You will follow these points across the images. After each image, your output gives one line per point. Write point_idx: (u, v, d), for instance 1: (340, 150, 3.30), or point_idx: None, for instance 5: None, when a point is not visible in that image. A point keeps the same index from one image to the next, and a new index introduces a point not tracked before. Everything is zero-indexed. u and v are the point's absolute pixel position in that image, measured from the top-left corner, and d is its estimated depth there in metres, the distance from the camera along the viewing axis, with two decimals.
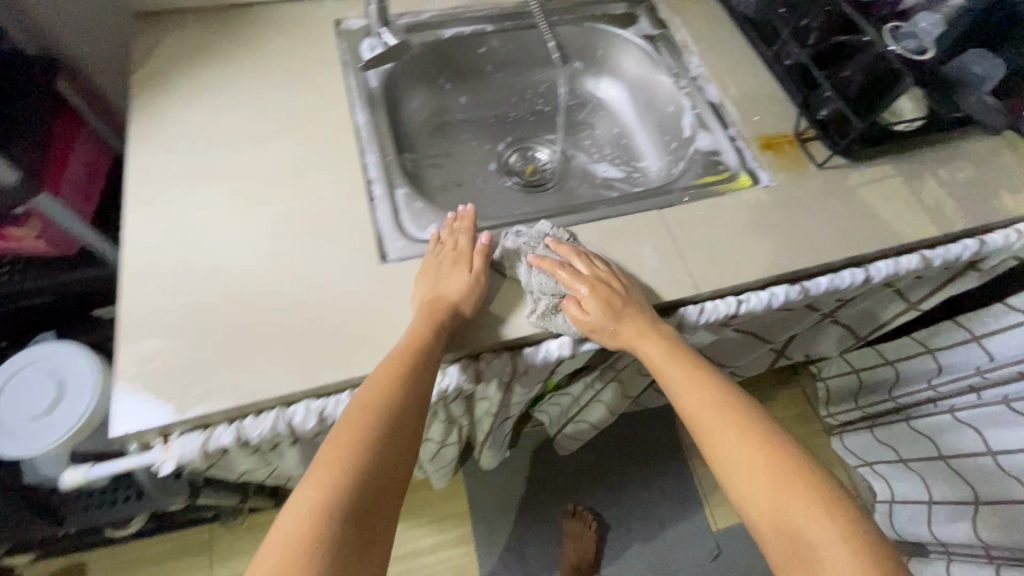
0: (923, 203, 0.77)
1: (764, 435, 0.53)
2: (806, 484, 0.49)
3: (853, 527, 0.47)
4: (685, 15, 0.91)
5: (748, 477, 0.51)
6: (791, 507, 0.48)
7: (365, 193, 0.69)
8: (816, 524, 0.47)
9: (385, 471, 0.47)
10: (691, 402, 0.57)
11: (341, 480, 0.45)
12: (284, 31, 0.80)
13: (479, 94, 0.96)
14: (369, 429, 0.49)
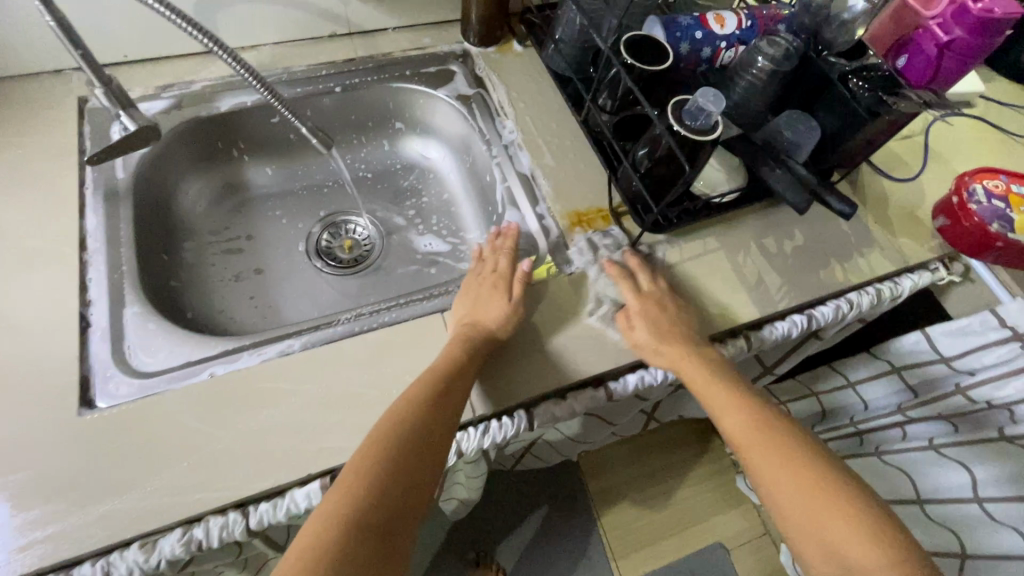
0: (747, 277, 0.71)
1: (794, 457, 0.50)
2: (849, 507, 0.46)
3: (910, 552, 0.43)
4: (503, 72, 0.84)
5: (798, 506, 0.48)
6: (841, 536, 0.45)
7: (78, 319, 0.58)
8: (871, 549, 0.44)
9: (378, 530, 0.43)
10: (740, 434, 0.54)
11: (346, 545, 0.41)
12: (13, 115, 0.69)
13: (287, 164, 0.86)
14: (355, 480, 0.46)
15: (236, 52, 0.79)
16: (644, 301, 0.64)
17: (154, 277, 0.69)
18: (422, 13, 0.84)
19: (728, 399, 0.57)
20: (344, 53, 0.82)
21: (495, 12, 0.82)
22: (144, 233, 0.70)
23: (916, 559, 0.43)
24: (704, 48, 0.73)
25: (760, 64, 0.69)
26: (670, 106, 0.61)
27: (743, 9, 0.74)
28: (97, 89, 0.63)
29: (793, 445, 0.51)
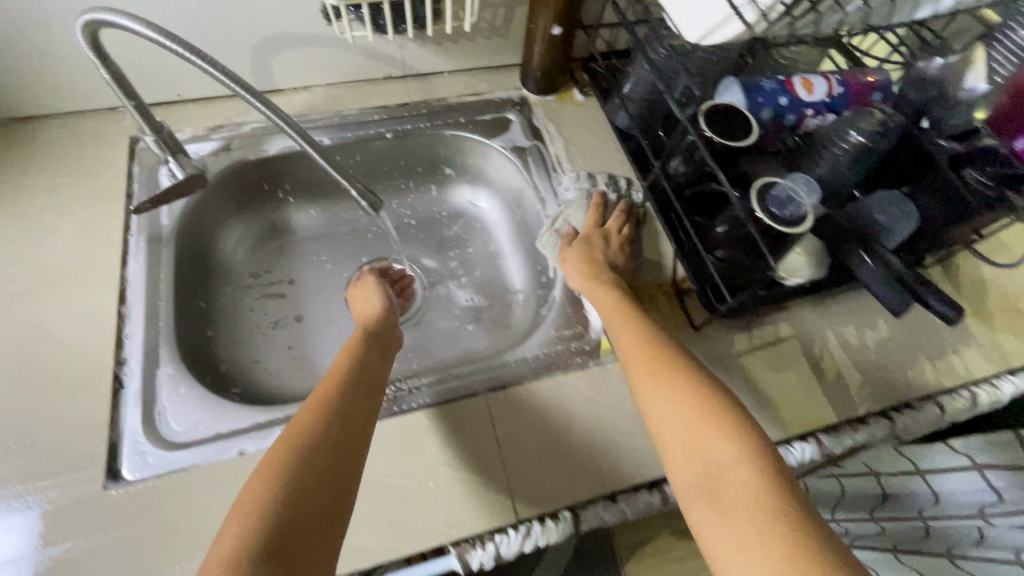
0: (822, 373, 0.64)
1: (673, 386, 0.50)
2: (727, 429, 0.46)
3: (777, 476, 0.43)
4: (562, 124, 0.79)
5: (679, 430, 0.47)
6: (719, 458, 0.44)
7: (111, 379, 0.56)
8: (733, 471, 0.43)
9: (314, 459, 0.45)
10: (629, 364, 0.54)
11: (284, 477, 0.43)
12: (67, 154, 0.69)
13: (331, 207, 0.83)
14: (293, 429, 0.48)
15: (288, 93, 0.77)
16: (590, 235, 0.68)
17: (191, 328, 0.66)
18: (480, 58, 0.80)
19: (626, 326, 0.57)
20: (397, 97, 0.79)
21: (557, 60, 0.77)
22: (184, 282, 0.67)
23: (777, 482, 0.42)
24: (788, 115, 0.66)
25: (856, 142, 0.61)
26: (754, 188, 0.54)
27: (832, 72, 0.67)
28: (147, 136, 0.61)
29: (680, 375, 0.51)
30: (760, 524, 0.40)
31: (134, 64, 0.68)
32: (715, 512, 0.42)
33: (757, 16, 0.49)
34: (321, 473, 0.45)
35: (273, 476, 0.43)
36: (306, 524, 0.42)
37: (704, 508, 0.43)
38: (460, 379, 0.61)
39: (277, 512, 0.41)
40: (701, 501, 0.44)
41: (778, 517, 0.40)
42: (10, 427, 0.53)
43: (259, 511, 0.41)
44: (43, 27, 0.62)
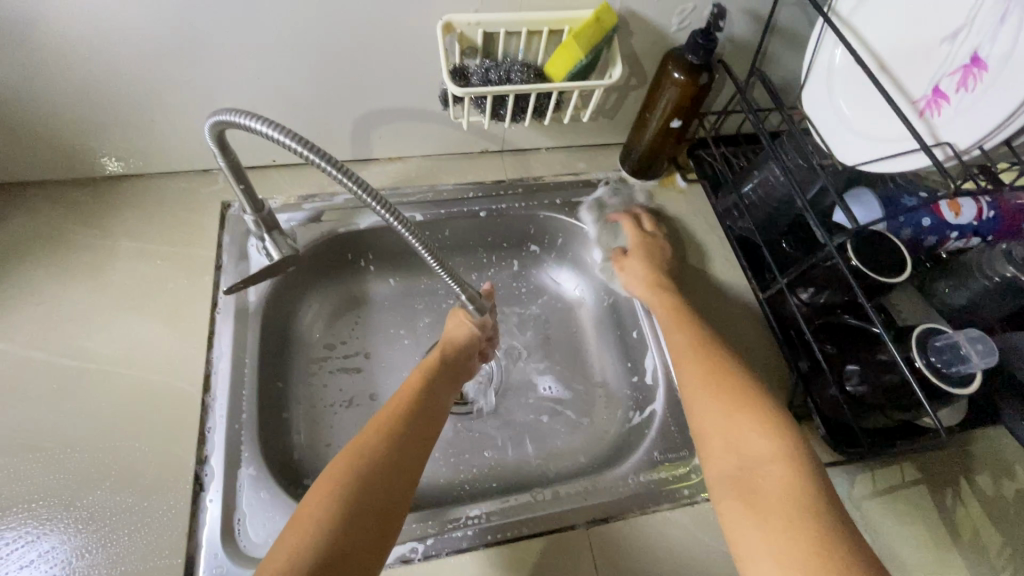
0: (957, 528, 0.57)
1: (756, 427, 0.48)
2: (790, 477, 0.44)
3: (838, 534, 0.40)
4: (666, 214, 0.74)
5: (746, 476, 0.45)
6: (774, 505, 0.42)
7: (193, 475, 0.53)
8: (803, 521, 0.41)
9: (373, 486, 0.44)
10: (693, 396, 0.53)
11: (344, 504, 0.43)
12: (161, 219, 0.67)
13: (412, 279, 0.80)
14: (359, 448, 0.47)
15: (382, 162, 0.74)
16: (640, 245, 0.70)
17: (270, 412, 0.62)
18: (581, 137, 0.77)
19: (691, 360, 0.56)
20: (492, 173, 0.75)
21: (668, 147, 0.72)
22: (265, 362, 0.64)
23: (839, 542, 0.39)
24: (928, 238, 0.62)
25: (1011, 276, 0.56)
26: (913, 335, 0.50)
27: (980, 191, 0.61)
28: (247, 215, 0.58)
29: (753, 417, 0.49)
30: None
31: (236, 131, 0.66)
32: (769, 560, 0.40)
33: (948, 156, 0.44)
34: (397, 465, 0.47)
35: (337, 500, 0.43)
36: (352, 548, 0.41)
37: (759, 552, 0.41)
38: (559, 504, 0.55)
39: (330, 531, 0.41)
40: (755, 546, 0.41)
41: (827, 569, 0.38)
42: (85, 529, 0.49)
43: (313, 531, 0.41)
44: (156, 96, 0.60)
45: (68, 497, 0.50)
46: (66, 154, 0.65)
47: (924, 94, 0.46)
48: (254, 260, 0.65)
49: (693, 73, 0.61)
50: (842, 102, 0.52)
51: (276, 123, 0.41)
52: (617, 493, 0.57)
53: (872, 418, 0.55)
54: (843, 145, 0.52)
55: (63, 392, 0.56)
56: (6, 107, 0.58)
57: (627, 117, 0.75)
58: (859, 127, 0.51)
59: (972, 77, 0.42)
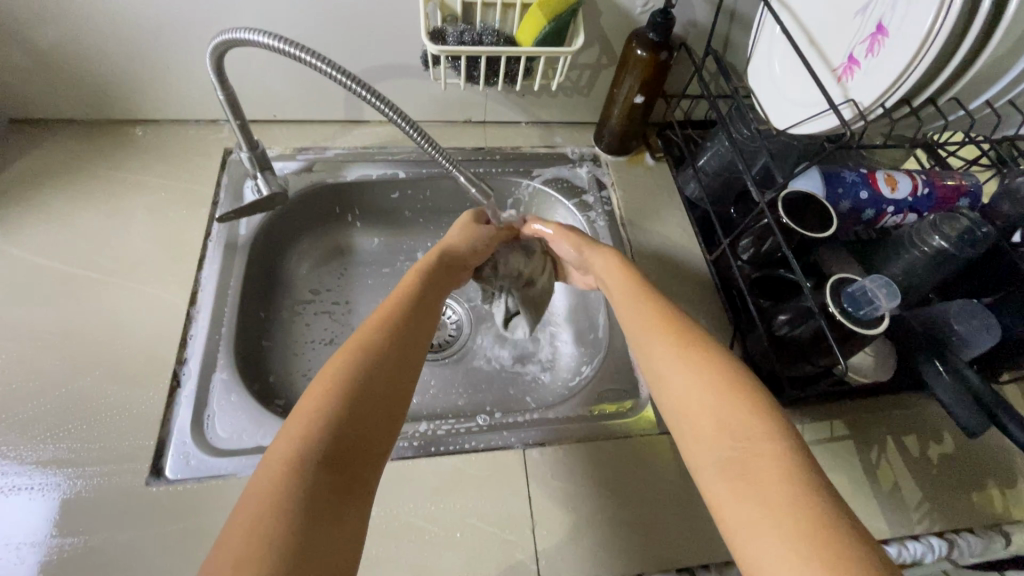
0: (879, 480, 0.60)
1: (704, 365, 0.48)
2: (752, 407, 0.44)
3: (808, 461, 0.40)
4: (631, 185, 0.79)
5: (702, 409, 0.45)
6: (755, 442, 0.41)
7: (173, 374, 0.59)
8: (763, 449, 0.41)
9: (383, 369, 0.46)
10: (649, 347, 0.51)
11: (354, 385, 0.43)
12: (168, 159, 0.74)
13: (395, 236, 0.86)
14: (335, 382, 0.43)
15: (373, 125, 0.82)
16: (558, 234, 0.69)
17: (250, 334, 0.68)
18: (558, 113, 0.83)
19: (638, 303, 0.55)
20: (473, 141, 0.82)
21: (634, 124, 0.78)
22: (251, 291, 0.70)
23: (805, 466, 0.40)
24: (866, 209, 0.65)
25: (939, 245, 0.59)
26: (829, 283, 0.54)
27: (918, 172, 0.66)
28: (243, 153, 0.66)
29: (706, 355, 0.48)
30: (788, 501, 0.38)
31: (240, 85, 0.73)
32: (744, 488, 0.39)
33: (856, 114, 0.50)
34: (375, 410, 0.43)
35: (342, 377, 0.43)
36: (368, 420, 0.43)
37: (731, 483, 0.40)
38: (498, 430, 0.61)
39: (342, 407, 0.42)
40: (724, 479, 0.41)
41: (804, 494, 0.38)
42: (72, 409, 0.55)
43: (329, 407, 0.41)
44: (170, 46, 0.68)
45: (60, 382, 0.57)
46: (89, 96, 0.73)
47: (841, 61, 0.53)
48: (246, 199, 0.72)
49: (655, 49, 0.67)
50: (778, 73, 0.59)
51: (336, 64, 0.49)
52: (556, 424, 0.61)
53: (796, 365, 0.59)
54: (777, 111, 0.59)
55: (66, 295, 0.62)
56: (41, 47, 0.66)
57: (600, 96, 0.81)
58: (789, 96, 0.57)
59: (876, 43, 0.48)
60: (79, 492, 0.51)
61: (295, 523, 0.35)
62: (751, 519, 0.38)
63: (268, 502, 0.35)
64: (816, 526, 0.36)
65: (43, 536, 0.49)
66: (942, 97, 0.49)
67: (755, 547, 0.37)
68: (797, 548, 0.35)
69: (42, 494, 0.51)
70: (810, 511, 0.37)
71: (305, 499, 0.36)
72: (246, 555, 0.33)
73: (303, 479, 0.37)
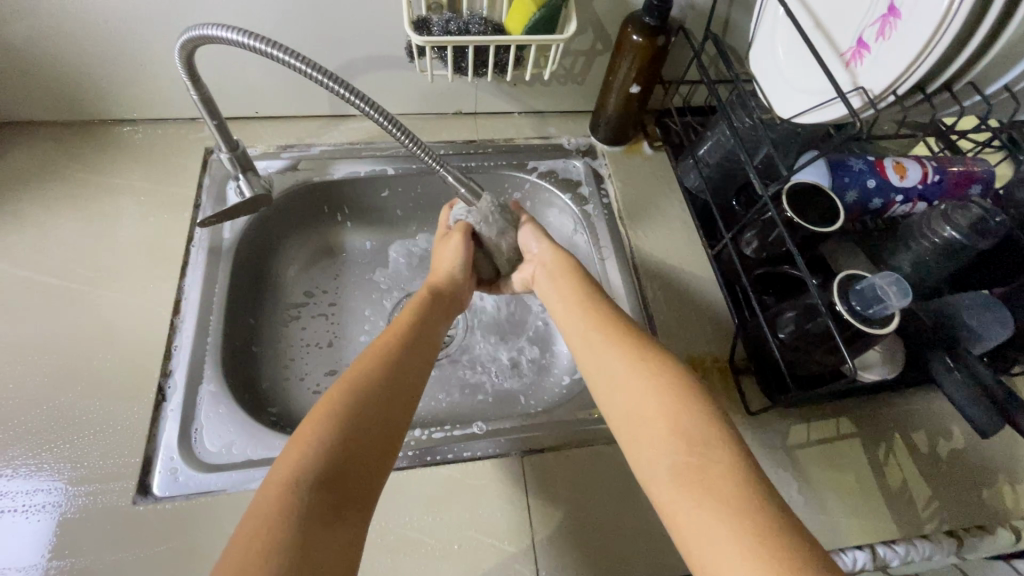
0: (886, 479, 0.59)
1: (649, 376, 0.48)
2: (698, 414, 0.44)
3: (753, 470, 0.40)
4: (628, 177, 0.76)
5: (649, 415, 0.45)
6: (701, 450, 0.42)
7: (158, 387, 0.57)
8: (710, 453, 0.41)
9: (379, 396, 0.45)
10: (593, 354, 0.52)
11: (348, 413, 0.43)
12: (147, 161, 0.72)
13: (386, 234, 0.83)
14: (337, 402, 0.44)
15: (360, 119, 0.79)
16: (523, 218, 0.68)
17: (239, 342, 0.66)
18: (552, 102, 0.80)
19: (581, 310, 0.56)
20: (464, 133, 0.78)
21: (632, 113, 0.74)
22: (238, 297, 0.68)
23: (749, 470, 0.40)
24: (874, 199, 0.63)
25: (949, 236, 0.57)
26: (836, 282, 0.53)
27: (928, 158, 0.63)
28: (223, 154, 0.63)
29: (652, 366, 0.49)
30: (733, 511, 0.38)
31: (219, 81, 0.70)
32: (691, 491, 0.40)
33: (865, 102, 0.47)
34: (372, 430, 0.43)
35: (340, 406, 0.43)
36: (361, 443, 0.42)
37: (679, 487, 0.40)
38: (493, 436, 0.59)
39: (336, 432, 0.41)
40: (673, 484, 0.41)
41: (747, 501, 0.38)
42: (54, 426, 0.54)
43: (329, 428, 0.42)
44: (143, 43, 0.64)
45: (42, 397, 0.55)
46: (61, 96, 0.69)
47: (849, 45, 0.50)
48: (230, 200, 0.69)
49: (651, 34, 0.63)
50: (782, 58, 0.56)
51: (306, 58, 0.47)
52: (553, 428, 0.60)
53: (800, 364, 0.57)
54: (781, 99, 0.56)
55: (44, 306, 0.60)
56: (6, 46, 0.62)
57: (595, 84, 0.78)
58: (794, 83, 0.54)
59: (887, 25, 0.45)
60: (64, 513, 0.50)
61: (289, 540, 0.35)
62: (697, 520, 0.38)
63: (263, 525, 0.36)
64: (758, 533, 0.36)
65: (27, 560, 0.48)
66: (958, 84, 0.46)
67: (700, 545, 0.38)
68: (734, 550, 0.36)
69: (26, 516, 0.49)
70: (750, 519, 0.37)
71: (300, 519, 0.36)
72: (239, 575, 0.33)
73: (296, 501, 0.37)
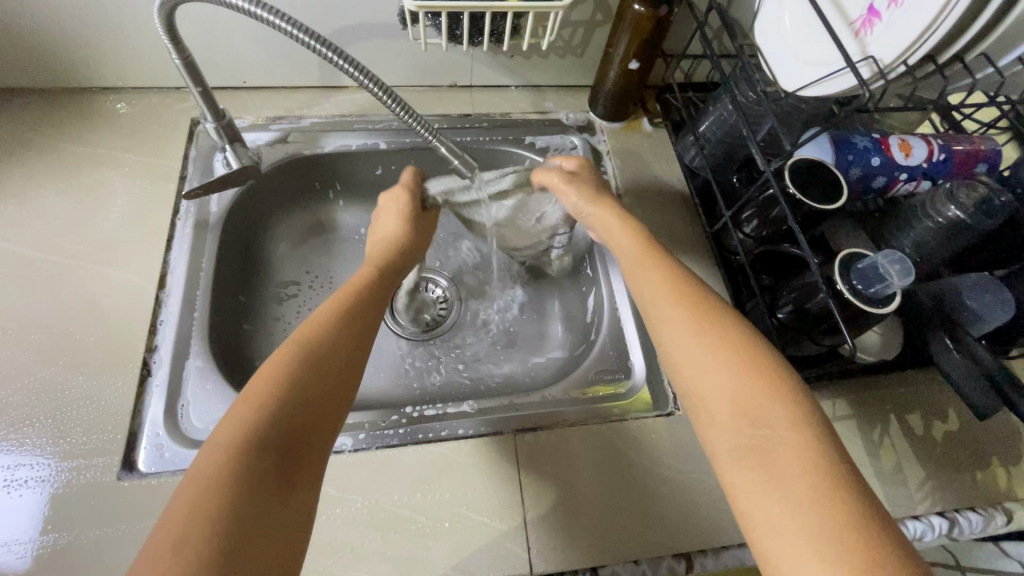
0: (883, 461, 0.59)
1: (716, 344, 0.43)
2: (771, 389, 0.40)
3: (831, 453, 0.36)
4: (626, 152, 0.75)
5: (714, 391, 0.41)
6: (771, 429, 0.38)
7: (143, 363, 0.56)
8: (781, 432, 0.38)
9: (330, 352, 0.43)
10: (657, 316, 0.48)
11: (298, 374, 0.40)
12: (132, 131, 0.69)
13: (377, 211, 0.81)
14: (284, 362, 0.41)
15: (352, 91, 0.76)
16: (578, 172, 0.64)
17: (228, 318, 0.65)
18: (550, 75, 0.78)
19: (647, 272, 0.51)
20: (460, 107, 0.76)
21: (631, 88, 0.72)
22: (226, 272, 0.66)
23: (830, 460, 0.36)
24: (878, 177, 0.61)
25: (954, 216, 0.55)
26: (837, 260, 0.51)
27: (934, 136, 0.62)
28: (208, 123, 0.61)
29: (722, 329, 0.44)
30: (804, 500, 0.34)
31: (203, 49, 0.67)
32: (759, 476, 0.36)
33: (875, 73, 0.46)
34: (323, 395, 0.41)
35: (286, 365, 0.40)
36: (310, 410, 0.39)
37: (746, 470, 0.37)
38: (486, 415, 0.58)
39: (286, 394, 0.39)
40: (741, 464, 0.37)
41: (821, 490, 0.34)
42: (37, 401, 0.52)
43: (279, 393, 0.39)
44: (121, 8, 0.62)
45: (23, 372, 0.54)
46: (38, 62, 0.67)
47: (860, 14, 0.48)
48: (217, 173, 0.68)
49: (653, 3, 0.61)
50: (788, 28, 0.54)
51: (291, 19, 0.44)
52: (547, 407, 0.59)
53: (797, 343, 0.56)
54: (787, 71, 0.54)
55: (23, 280, 0.58)
56: None
57: (595, 56, 0.75)
58: (801, 54, 0.53)
59: None
60: (48, 488, 0.49)
61: (244, 510, 0.33)
62: (764, 508, 0.35)
63: (217, 489, 0.33)
64: (835, 528, 0.32)
65: (8, 536, 0.47)
66: (971, 54, 0.44)
67: (765, 538, 0.34)
68: (808, 545, 0.32)
69: (8, 492, 0.48)
70: (829, 509, 0.33)
71: (252, 488, 0.34)
72: (187, 542, 0.31)
73: (250, 465, 0.35)
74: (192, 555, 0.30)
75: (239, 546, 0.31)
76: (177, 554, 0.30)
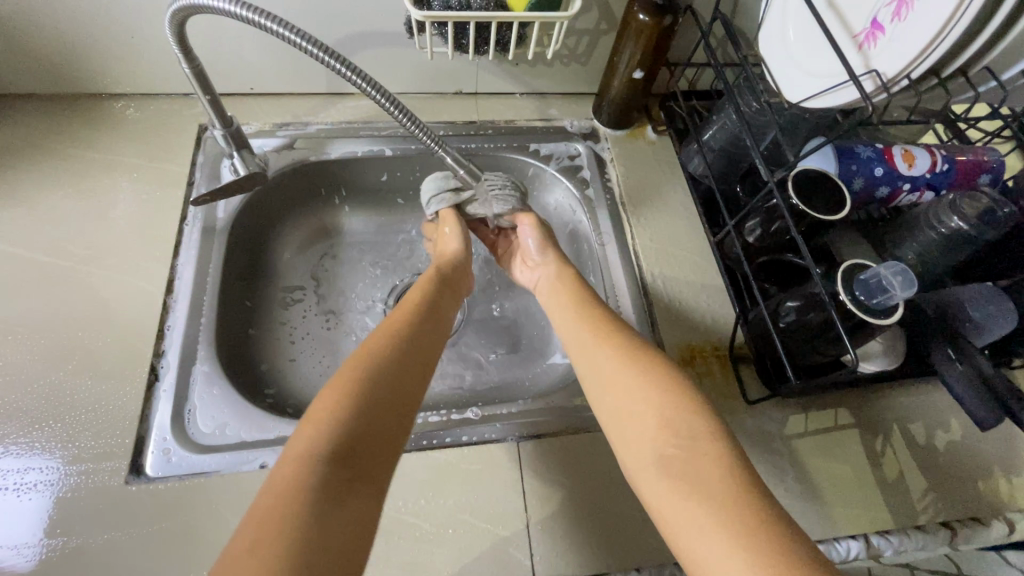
0: (884, 470, 0.59)
1: (642, 376, 0.50)
2: (687, 410, 0.47)
3: (739, 460, 0.43)
4: (629, 160, 0.75)
5: (640, 419, 0.48)
6: (694, 444, 0.44)
7: (151, 368, 0.56)
8: (703, 450, 0.44)
9: (387, 373, 0.46)
10: (586, 354, 0.55)
11: (359, 392, 0.44)
12: (141, 136, 0.70)
13: (382, 216, 0.82)
14: (346, 381, 0.44)
15: (358, 98, 0.77)
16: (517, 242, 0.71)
17: (235, 322, 0.66)
18: (554, 83, 0.78)
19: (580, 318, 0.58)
20: (465, 114, 0.77)
21: (636, 95, 0.73)
22: (233, 277, 0.67)
23: (742, 468, 0.43)
24: (881, 187, 0.61)
25: (956, 226, 0.56)
26: (841, 269, 0.52)
27: (937, 147, 0.62)
28: (216, 130, 0.61)
29: (644, 362, 0.51)
30: (721, 502, 0.40)
31: (212, 56, 0.68)
32: (680, 487, 0.42)
33: (878, 86, 0.46)
34: (384, 413, 0.44)
35: (348, 384, 0.44)
36: (372, 425, 0.43)
37: (670, 483, 0.43)
38: (489, 421, 0.58)
39: (349, 410, 0.42)
40: (660, 479, 0.44)
41: (732, 492, 0.41)
42: (46, 405, 0.53)
43: (341, 409, 0.42)
44: (132, 16, 0.63)
45: (32, 376, 0.54)
46: (50, 68, 0.68)
47: (863, 27, 0.49)
48: (225, 178, 0.68)
49: (658, 13, 0.61)
50: (791, 40, 0.54)
51: (303, 33, 0.45)
52: (551, 414, 0.59)
53: (800, 353, 0.56)
54: (790, 82, 0.54)
55: (33, 284, 0.59)
56: None
57: (600, 65, 0.76)
58: (804, 66, 0.53)
59: (903, 6, 0.44)
60: (56, 491, 0.49)
61: (312, 512, 0.36)
62: (686, 516, 0.41)
63: (285, 495, 0.37)
64: (747, 523, 0.39)
65: (17, 539, 0.47)
66: (974, 68, 0.44)
67: (691, 543, 0.40)
68: (727, 542, 0.38)
69: (17, 495, 0.49)
70: (741, 508, 0.39)
71: (320, 495, 0.37)
72: (264, 540, 0.34)
73: (315, 473, 0.38)
74: (266, 552, 0.33)
75: (311, 548, 0.34)
76: (253, 551, 0.34)
